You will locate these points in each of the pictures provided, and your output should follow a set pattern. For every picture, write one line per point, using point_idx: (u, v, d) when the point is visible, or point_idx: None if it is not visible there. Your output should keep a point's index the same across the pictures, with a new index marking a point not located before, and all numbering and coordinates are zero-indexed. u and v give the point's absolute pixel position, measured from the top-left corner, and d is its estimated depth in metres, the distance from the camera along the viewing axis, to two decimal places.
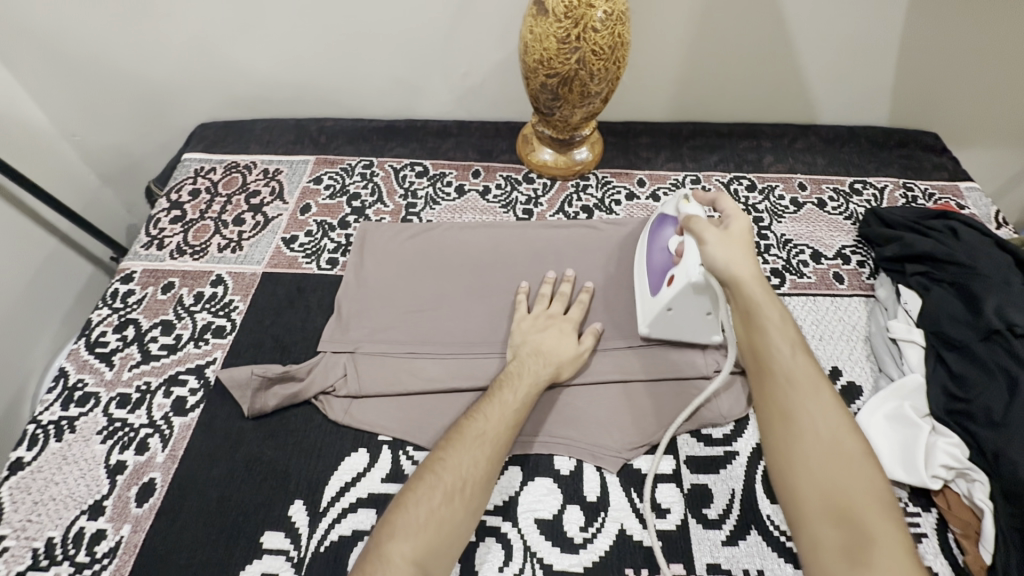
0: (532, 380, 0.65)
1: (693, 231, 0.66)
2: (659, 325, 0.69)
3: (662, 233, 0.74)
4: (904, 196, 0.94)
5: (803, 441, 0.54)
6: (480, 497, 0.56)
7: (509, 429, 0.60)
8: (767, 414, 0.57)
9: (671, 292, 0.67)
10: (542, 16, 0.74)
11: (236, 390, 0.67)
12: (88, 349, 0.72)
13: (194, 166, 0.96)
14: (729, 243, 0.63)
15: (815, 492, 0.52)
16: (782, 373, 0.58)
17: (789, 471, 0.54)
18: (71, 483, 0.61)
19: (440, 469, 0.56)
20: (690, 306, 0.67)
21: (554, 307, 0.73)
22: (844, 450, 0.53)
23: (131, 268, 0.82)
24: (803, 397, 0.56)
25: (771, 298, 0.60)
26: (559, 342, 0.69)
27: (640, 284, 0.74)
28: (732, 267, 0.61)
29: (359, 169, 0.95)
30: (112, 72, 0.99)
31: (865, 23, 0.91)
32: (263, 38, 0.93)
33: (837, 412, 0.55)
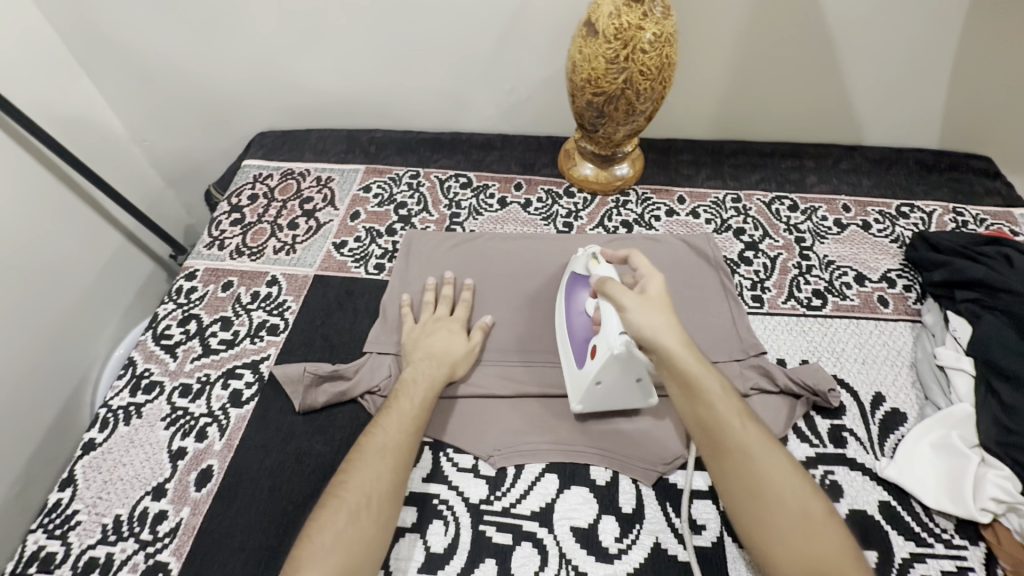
0: (425, 386, 0.66)
1: (609, 295, 0.64)
2: (592, 398, 0.66)
3: (577, 295, 0.71)
4: (954, 221, 0.93)
5: (772, 507, 0.53)
6: (392, 507, 0.57)
7: (407, 435, 0.61)
8: (731, 484, 0.56)
9: (597, 367, 0.63)
10: (591, 37, 0.76)
11: (289, 385, 0.70)
12: (154, 341, 0.77)
13: (253, 172, 1.01)
14: (650, 311, 0.62)
15: (795, 559, 0.51)
16: (736, 445, 0.56)
17: (766, 543, 0.53)
18: (137, 465, 0.66)
19: (343, 493, 0.56)
20: (618, 376, 0.63)
21: (441, 310, 0.76)
22: (806, 514, 0.53)
23: (194, 266, 0.87)
24: (760, 462, 0.55)
25: (706, 365, 0.60)
26: (449, 340, 0.72)
27: (566, 352, 0.71)
28: (659, 340, 0.60)
29: (406, 179, 0.99)
30: (182, 84, 1.06)
31: (916, 45, 0.90)
32: (323, 53, 0.98)
33: (789, 471, 0.55)
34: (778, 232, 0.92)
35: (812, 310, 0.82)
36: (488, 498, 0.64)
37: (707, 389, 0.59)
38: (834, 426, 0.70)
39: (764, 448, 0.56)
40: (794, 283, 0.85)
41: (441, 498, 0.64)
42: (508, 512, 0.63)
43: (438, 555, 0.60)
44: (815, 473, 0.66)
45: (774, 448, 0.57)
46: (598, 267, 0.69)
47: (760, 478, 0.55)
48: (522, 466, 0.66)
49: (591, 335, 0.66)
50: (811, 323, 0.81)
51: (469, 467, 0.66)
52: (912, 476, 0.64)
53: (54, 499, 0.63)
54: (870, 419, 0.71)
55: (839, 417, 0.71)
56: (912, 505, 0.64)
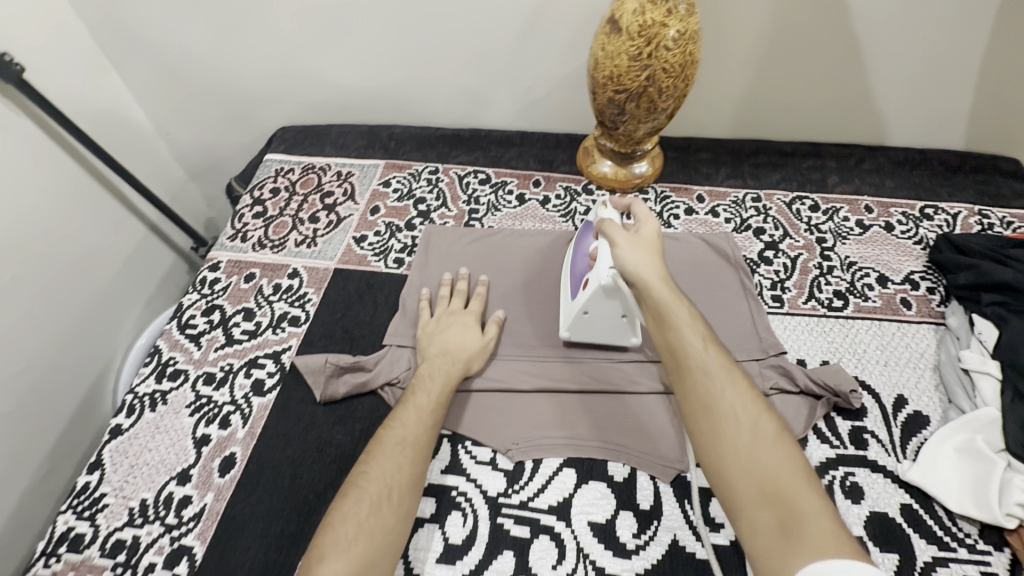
0: (442, 381, 0.67)
1: (606, 235, 0.67)
2: (577, 327, 0.72)
3: (585, 239, 0.75)
4: (979, 223, 0.91)
5: (727, 428, 0.53)
6: (411, 500, 0.57)
7: (426, 427, 0.62)
8: (690, 406, 0.56)
9: (585, 296, 0.68)
10: (614, 34, 0.76)
11: (310, 375, 0.71)
12: (179, 330, 0.79)
13: (275, 166, 1.03)
14: (636, 247, 0.64)
15: (744, 475, 0.50)
16: (699, 368, 0.57)
17: (719, 457, 0.52)
18: (163, 451, 0.67)
19: (363, 483, 0.57)
20: (604, 307, 0.69)
21: (455, 303, 0.76)
22: (760, 431, 0.52)
23: (217, 258, 0.89)
24: (720, 385, 0.56)
25: (679, 295, 0.61)
26: (464, 334, 0.72)
27: (565, 289, 0.76)
28: (639, 272, 0.62)
29: (425, 175, 1.00)
30: (207, 79, 1.08)
31: (944, 44, 0.89)
32: (345, 49, 1.00)
33: (750, 395, 0.55)
34: (798, 232, 0.91)
35: (833, 311, 0.82)
36: (506, 492, 0.64)
37: (676, 318, 0.59)
38: (855, 428, 0.69)
39: (727, 373, 0.56)
40: (815, 283, 0.85)
41: (460, 490, 0.64)
42: (526, 506, 0.63)
43: (457, 546, 0.60)
44: (835, 475, 0.66)
45: (737, 375, 0.56)
46: (604, 213, 0.72)
47: (719, 401, 0.55)
48: (539, 460, 0.66)
49: (585, 272, 0.71)
50: (832, 324, 0.80)
51: (487, 460, 0.67)
52: (934, 480, 0.63)
53: (83, 481, 0.65)
54: (892, 422, 0.70)
55: (860, 419, 0.70)
56: (935, 509, 0.63)
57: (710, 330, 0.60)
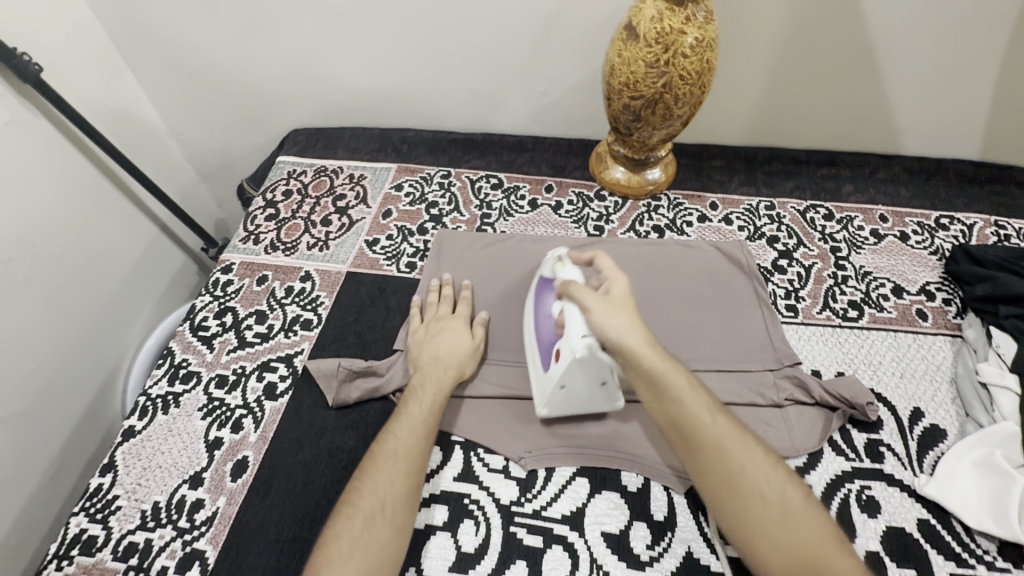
0: (434, 390, 0.66)
1: (574, 298, 0.63)
2: (556, 401, 0.65)
3: (544, 300, 0.70)
4: (995, 234, 0.90)
5: (756, 504, 0.54)
6: (406, 512, 0.56)
7: (418, 438, 0.61)
8: (711, 484, 0.56)
9: (559, 370, 0.62)
10: (632, 41, 0.76)
11: (323, 380, 0.71)
12: (192, 332, 0.79)
13: (288, 168, 1.03)
14: (617, 312, 0.61)
15: (781, 552, 0.52)
16: (710, 440, 0.57)
17: (750, 532, 0.53)
18: (175, 454, 0.67)
19: (357, 499, 0.56)
20: (582, 380, 0.63)
21: (443, 308, 0.76)
22: (782, 498, 0.54)
23: (230, 260, 0.89)
24: (734, 456, 0.56)
25: (671, 362, 0.61)
26: (453, 339, 0.72)
27: (534, 358, 0.70)
28: (628, 341, 0.60)
29: (437, 179, 1.00)
30: (221, 80, 1.08)
31: (962, 54, 0.88)
32: (359, 52, 1.00)
33: (762, 461, 0.56)
34: (813, 241, 0.91)
35: (848, 321, 0.81)
36: (519, 500, 0.64)
37: (678, 388, 0.59)
38: (871, 440, 0.69)
39: (736, 440, 0.57)
40: (829, 293, 0.84)
41: (473, 498, 0.64)
42: (539, 515, 0.63)
43: (469, 555, 0.60)
44: (851, 488, 0.65)
45: (748, 442, 0.58)
46: (563, 270, 0.68)
47: (741, 475, 0.55)
48: (552, 469, 0.66)
49: (555, 341, 0.65)
50: (845, 335, 0.79)
51: (499, 467, 0.66)
52: (953, 495, 0.63)
53: (96, 483, 0.65)
54: (908, 435, 0.69)
55: (876, 431, 0.69)
56: (952, 524, 0.62)
57: (709, 395, 0.61)
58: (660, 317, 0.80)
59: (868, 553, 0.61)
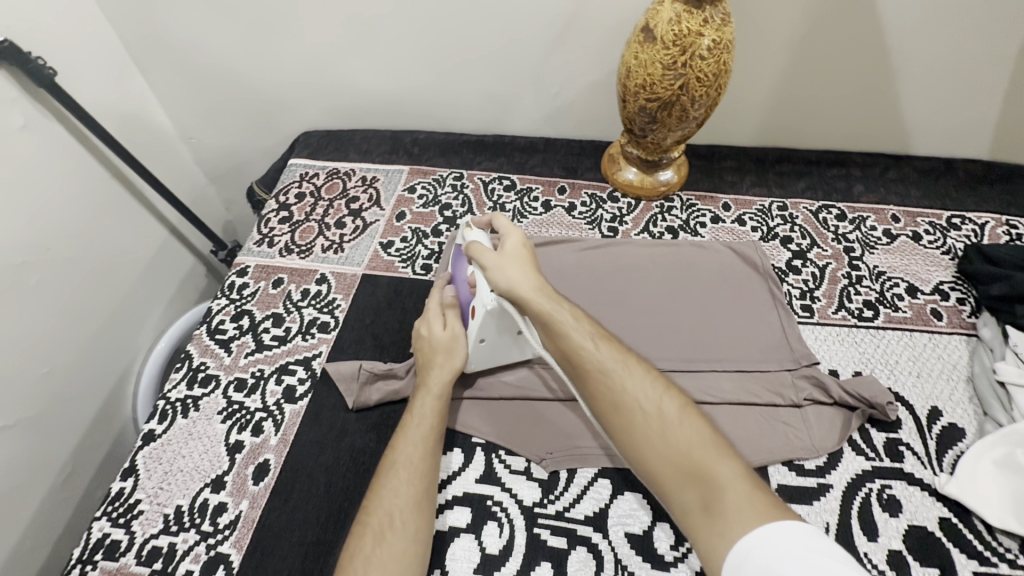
0: (423, 394, 0.65)
1: (477, 259, 0.68)
2: (478, 357, 0.70)
3: (460, 267, 0.75)
4: (1007, 233, 0.91)
5: (638, 420, 0.55)
6: (415, 522, 0.56)
7: (419, 448, 0.61)
8: (601, 409, 0.58)
9: (475, 325, 0.67)
10: (648, 43, 0.76)
11: (342, 383, 0.71)
12: (209, 335, 0.79)
13: (300, 170, 1.03)
14: (507, 263, 0.66)
15: (664, 462, 0.53)
16: (595, 368, 0.59)
17: (637, 448, 0.55)
18: (196, 457, 0.67)
19: (366, 517, 0.56)
20: (497, 332, 0.68)
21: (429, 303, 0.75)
22: (666, 412, 0.55)
23: (245, 263, 0.89)
24: (619, 378, 0.58)
25: (557, 299, 0.63)
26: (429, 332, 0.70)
27: None
28: (515, 288, 0.63)
29: (450, 181, 1.00)
30: (232, 83, 1.08)
31: (972, 55, 0.89)
32: (373, 55, 1.00)
33: (645, 380, 0.58)
34: (826, 241, 0.91)
35: (863, 321, 0.81)
36: (542, 501, 0.64)
37: (562, 321, 0.61)
38: (890, 440, 0.69)
39: (619, 365, 0.59)
40: (844, 293, 0.85)
41: (495, 500, 0.64)
42: (563, 516, 0.63)
43: (493, 556, 0.60)
44: (873, 487, 0.65)
45: (631, 366, 0.60)
46: (469, 234, 0.72)
47: (625, 394, 0.57)
48: (573, 470, 0.66)
49: (471, 299, 0.70)
50: (862, 335, 0.80)
51: (521, 469, 0.66)
52: (974, 493, 0.63)
53: (117, 488, 0.65)
54: (927, 434, 0.69)
55: (894, 431, 0.70)
56: (975, 523, 0.63)
57: (592, 324, 0.63)
58: (674, 315, 0.80)
59: (891, 552, 0.61)
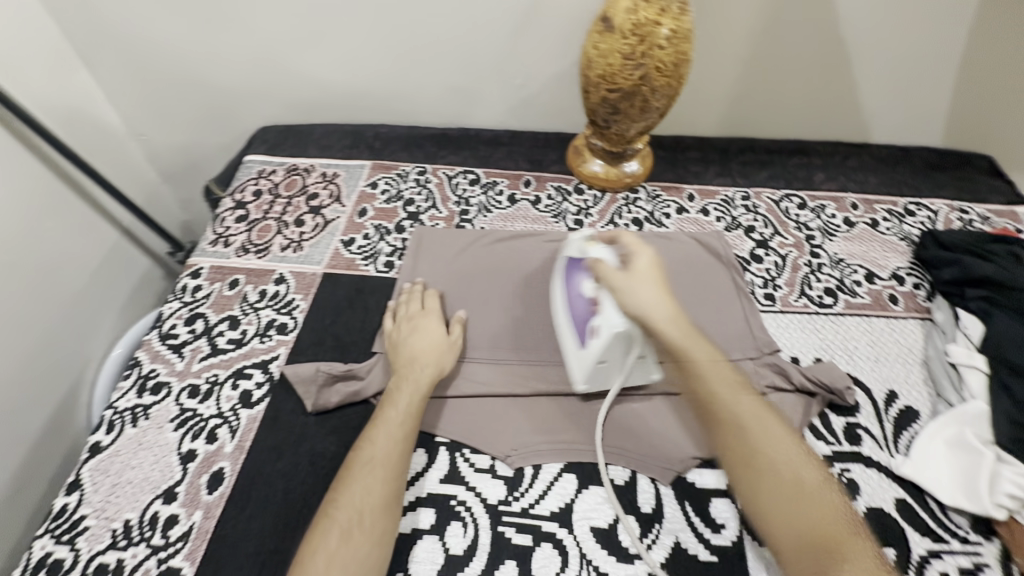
0: (410, 391, 0.65)
1: (603, 279, 0.65)
2: (593, 377, 0.67)
3: (572, 280, 0.70)
4: (960, 218, 0.93)
5: (769, 478, 0.52)
6: (385, 521, 0.55)
7: (397, 445, 0.60)
8: (727, 456, 0.56)
9: (598, 346, 0.64)
10: (608, 32, 0.75)
11: (301, 385, 0.69)
12: (160, 341, 0.76)
13: (256, 167, 0.99)
14: (639, 287, 0.62)
15: (792, 528, 0.50)
16: (729, 416, 0.56)
17: (760, 507, 0.52)
18: (146, 468, 0.64)
19: (334, 513, 0.55)
20: (619, 354, 0.64)
21: (414, 306, 0.75)
22: (802, 482, 0.52)
23: (198, 264, 0.85)
24: (753, 431, 0.55)
25: (693, 337, 0.60)
26: (427, 333, 0.71)
27: (567, 336, 0.71)
28: (651, 315, 0.61)
29: (413, 175, 0.98)
30: (183, 77, 1.04)
31: (924, 44, 0.91)
32: (330, 46, 0.97)
33: (787, 442, 0.54)
34: (788, 229, 0.92)
35: (823, 308, 0.82)
36: (506, 499, 0.63)
37: (699, 358, 0.59)
38: (849, 424, 0.70)
39: (758, 417, 0.56)
40: (805, 281, 0.86)
41: (459, 499, 0.63)
42: (527, 513, 0.62)
43: (458, 557, 0.59)
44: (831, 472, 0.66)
45: (767, 418, 0.56)
46: (591, 249, 0.68)
47: (760, 449, 0.54)
48: (539, 466, 0.65)
49: (589, 317, 0.66)
50: (822, 322, 0.81)
51: (486, 467, 0.65)
52: (927, 473, 0.65)
53: (61, 504, 0.62)
54: (884, 417, 0.71)
55: (853, 415, 0.71)
56: (928, 502, 0.64)
57: (730, 370, 0.60)
58: None
59: None
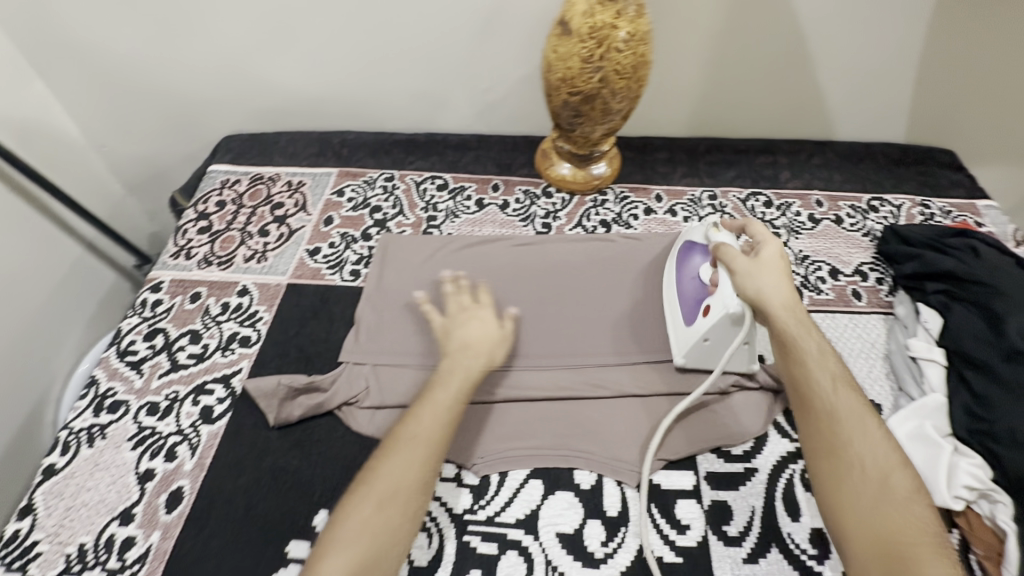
0: (461, 377, 0.63)
1: (723, 260, 0.68)
2: (694, 355, 0.71)
3: (692, 261, 0.74)
4: (922, 213, 0.95)
5: (855, 477, 0.54)
6: (420, 498, 0.54)
7: (443, 425, 0.58)
8: (815, 446, 0.57)
9: (706, 323, 0.68)
10: (566, 36, 0.75)
11: (262, 399, 0.68)
12: (119, 358, 0.74)
13: (220, 177, 0.98)
14: (762, 273, 0.65)
15: (867, 529, 0.51)
16: (826, 411, 0.57)
17: (838, 502, 0.54)
18: (102, 489, 0.63)
19: (373, 481, 0.54)
20: (726, 335, 0.68)
21: (464, 298, 0.73)
22: (892, 489, 0.53)
23: (160, 278, 0.84)
24: (850, 430, 0.56)
25: (807, 328, 0.61)
26: (479, 326, 0.69)
27: (673, 313, 0.75)
28: (765, 299, 0.63)
29: (380, 182, 0.97)
30: (143, 87, 1.02)
31: (880, 42, 0.92)
32: (291, 53, 0.96)
33: (883, 449, 0.55)
34: None
35: None
36: (472, 508, 0.63)
37: (809, 350, 0.60)
38: None
39: (857, 418, 0.57)
40: None
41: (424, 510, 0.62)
42: (492, 521, 0.62)
43: (422, 568, 0.59)
44: (796, 468, 0.66)
45: (870, 421, 0.57)
46: (718, 235, 0.72)
47: (852, 450, 0.55)
48: (505, 473, 0.65)
49: (704, 297, 0.71)
50: None
51: (451, 476, 0.65)
52: None
53: (13, 529, 0.60)
54: None
55: None
56: None
57: (842, 366, 0.60)
58: (610, 309, 0.80)
59: (813, 531, 0.62)
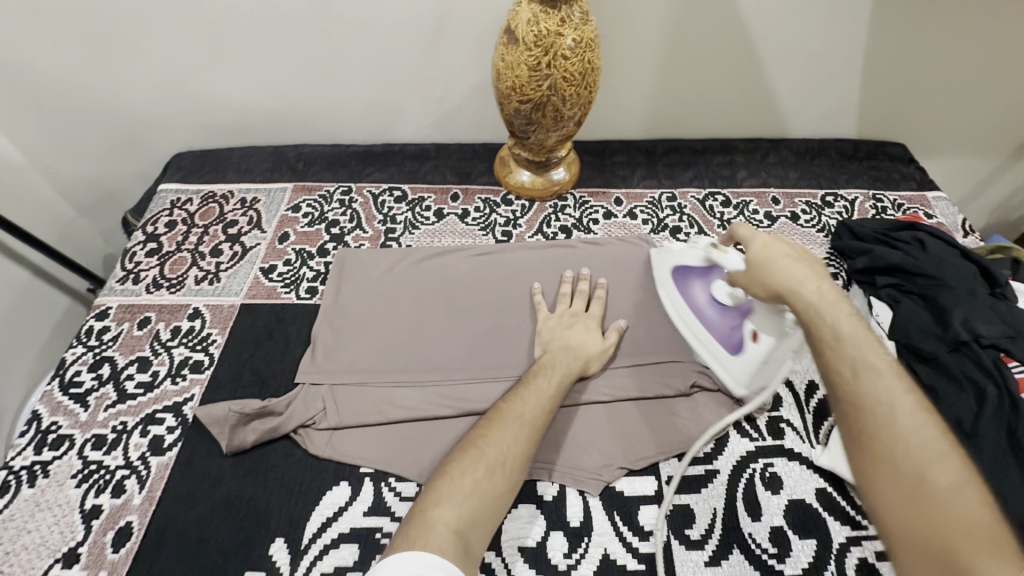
0: (563, 372, 0.68)
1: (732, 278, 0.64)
2: (756, 381, 0.67)
3: (705, 288, 0.71)
4: (874, 207, 0.96)
5: (887, 465, 0.40)
6: (522, 469, 0.58)
7: (544, 409, 0.63)
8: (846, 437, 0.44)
9: (764, 349, 0.64)
10: (512, 45, 0.75)
11: (214, 426, 0.66)
12: (62, 390, 0.71)
13: (170, 197, 0.95)
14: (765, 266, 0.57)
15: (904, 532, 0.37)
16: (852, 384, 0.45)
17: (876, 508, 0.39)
18: (44, 530, 0.60)
19: (483, 446, 0.58)
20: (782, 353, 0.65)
21: (575, 304, 0.77)
22: (941, 483, 0.38)
23: (106, 303, 0.81)
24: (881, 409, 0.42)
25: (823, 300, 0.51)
26: (585, 333, 0.73)
27: (714, 346, 0.71)
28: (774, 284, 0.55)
29: (337, 196, 0.95)
30: (86, 107, 0.99)
31: (825, 41, 0.94)
32: (238, 67, 0.94)
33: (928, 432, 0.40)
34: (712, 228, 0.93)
35: None
36: None
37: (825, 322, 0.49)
38: (772, 417, 0.71)
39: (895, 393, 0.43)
40: None
41: (384, 532, 0.61)
42: None
43: None
44: (756, 468, 0.67)
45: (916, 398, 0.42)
46: (721, 254, 0.69)
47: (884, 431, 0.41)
48: None
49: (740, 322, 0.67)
50: None
51: (411, 495, 0.63)
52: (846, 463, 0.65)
53: None
54: (805, 408, 0.72)
55: (776, 409, 0.72)
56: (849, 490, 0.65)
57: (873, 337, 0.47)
58: None
59: (773, 529, 0.62)
